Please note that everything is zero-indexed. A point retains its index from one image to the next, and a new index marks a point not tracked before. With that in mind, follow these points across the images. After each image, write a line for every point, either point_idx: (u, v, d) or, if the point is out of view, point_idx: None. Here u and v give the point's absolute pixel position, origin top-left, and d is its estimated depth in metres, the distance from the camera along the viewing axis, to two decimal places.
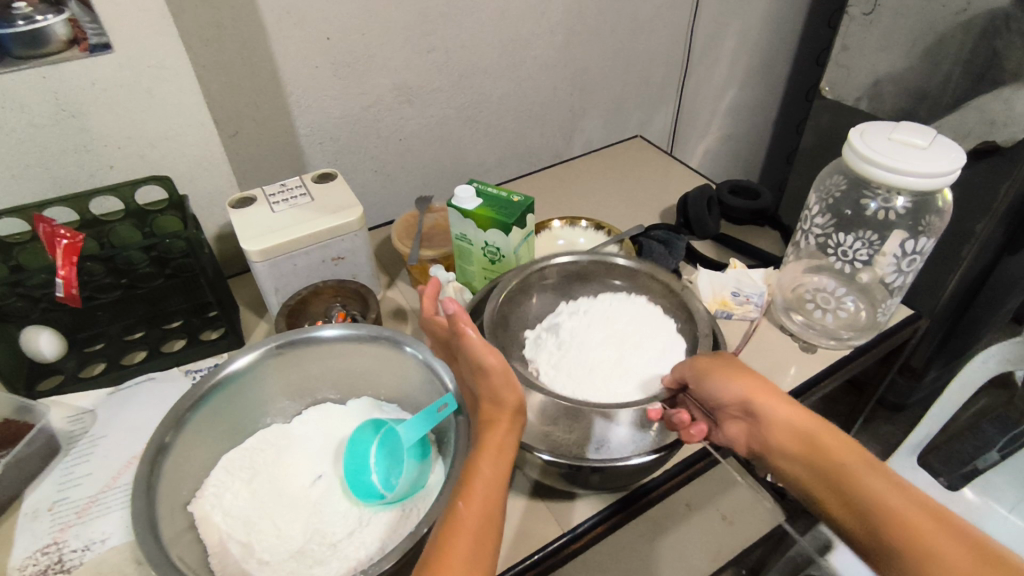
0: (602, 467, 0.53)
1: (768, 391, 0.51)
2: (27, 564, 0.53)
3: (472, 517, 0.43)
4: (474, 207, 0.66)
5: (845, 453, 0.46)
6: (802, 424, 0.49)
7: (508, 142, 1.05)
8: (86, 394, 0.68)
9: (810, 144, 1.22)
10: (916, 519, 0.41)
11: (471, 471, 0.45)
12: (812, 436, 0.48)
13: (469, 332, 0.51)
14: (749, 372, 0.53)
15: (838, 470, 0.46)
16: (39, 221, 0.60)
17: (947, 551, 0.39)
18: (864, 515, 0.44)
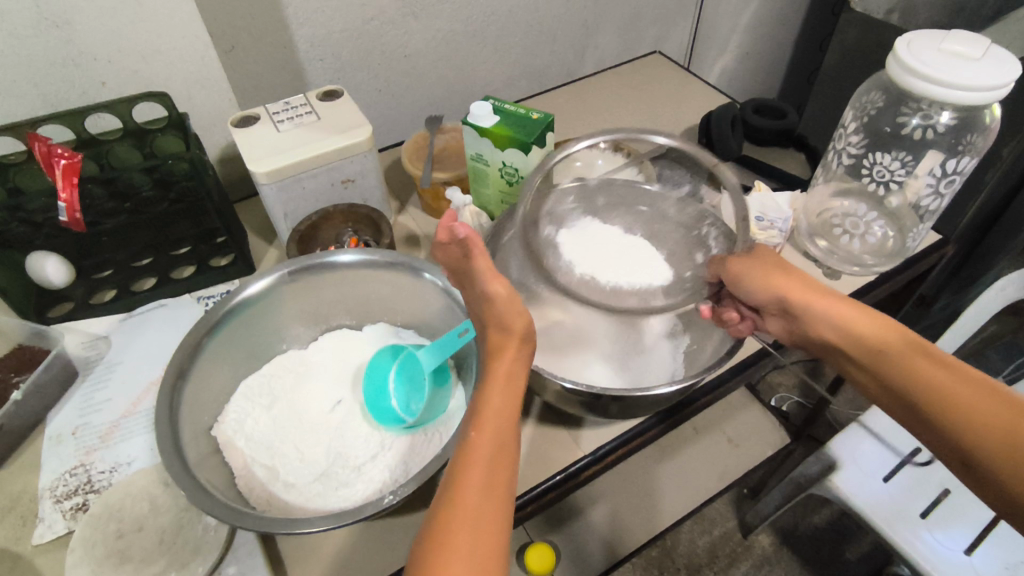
0: (624, 396, 0.51)
1: (806, 283, 0.53)
2: (57, 485, 0.54)
3: (484, 446, 0.40)
4: (490, 125, 0.62)
5: (888, 338, 0.48)
6: (842, 317, 0.50)
7: (517, 59, 0.99)
8: (99, 319, 0.67)
9: (833, 61, 1.16)
10: (959, 392, 0.44)
11: (481, 402, 0.43)
12: (855, 323, 0.49)
13: (477, 258, 0.50)
14: (784, 266, 0.55)
15: (878, 353, 0.48)
16: (34, 139, 0.57)
17: (985, 421, 0.42)
18: (905, 393, 0.46)
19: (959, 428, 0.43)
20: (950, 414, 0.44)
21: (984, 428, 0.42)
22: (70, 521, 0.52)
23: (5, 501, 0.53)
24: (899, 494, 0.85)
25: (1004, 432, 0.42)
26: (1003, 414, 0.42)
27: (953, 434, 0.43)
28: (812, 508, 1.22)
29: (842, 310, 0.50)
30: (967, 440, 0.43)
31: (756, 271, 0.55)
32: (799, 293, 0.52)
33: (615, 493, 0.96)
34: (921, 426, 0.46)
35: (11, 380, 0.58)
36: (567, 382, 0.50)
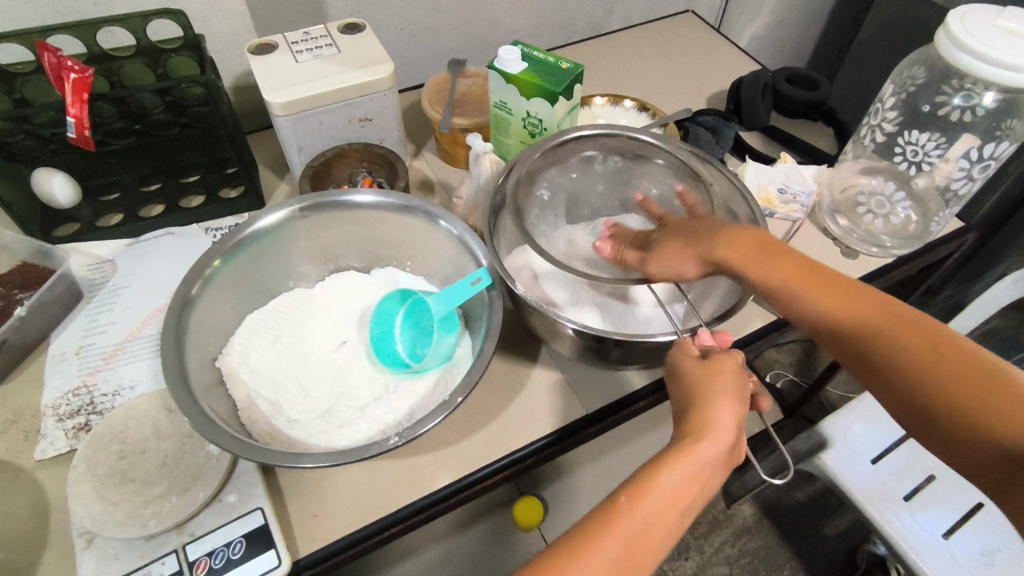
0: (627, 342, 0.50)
1: (726, 238, 0.50)
2: (60, 404, 0.54)
3: (625, 545, 0.41)
4: (517, 72, 0.60)
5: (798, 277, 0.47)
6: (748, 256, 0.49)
7: (545, 7, 0.95)
8: (103, 242, 0.66)
9: (869, 36, 1.12)
10: (916, 348, 0.43)
11: (636, 520, 0.41)
12: (802, 294, 0.47)
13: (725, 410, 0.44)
14: (694, 232, 0.52)
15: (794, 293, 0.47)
16: (43, 50, 0.54)
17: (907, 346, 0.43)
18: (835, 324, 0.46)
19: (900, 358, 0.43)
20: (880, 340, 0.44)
21: (945, 390, 0.41)
22: (72, 439, 0.52)
23: (8, 416, 0.54)
24: (887, 478, 0.86)
25: (969, 393, 0.41)
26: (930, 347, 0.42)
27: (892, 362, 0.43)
28: (795, 484, 1.24)
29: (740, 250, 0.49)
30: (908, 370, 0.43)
31: (671, 240, 0.52)
32: (727, 257, 0.49)
33: (607, 456, 0.97)
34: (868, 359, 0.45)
35: (15, 295, 0.57)
36: (573, 325, 0.50)
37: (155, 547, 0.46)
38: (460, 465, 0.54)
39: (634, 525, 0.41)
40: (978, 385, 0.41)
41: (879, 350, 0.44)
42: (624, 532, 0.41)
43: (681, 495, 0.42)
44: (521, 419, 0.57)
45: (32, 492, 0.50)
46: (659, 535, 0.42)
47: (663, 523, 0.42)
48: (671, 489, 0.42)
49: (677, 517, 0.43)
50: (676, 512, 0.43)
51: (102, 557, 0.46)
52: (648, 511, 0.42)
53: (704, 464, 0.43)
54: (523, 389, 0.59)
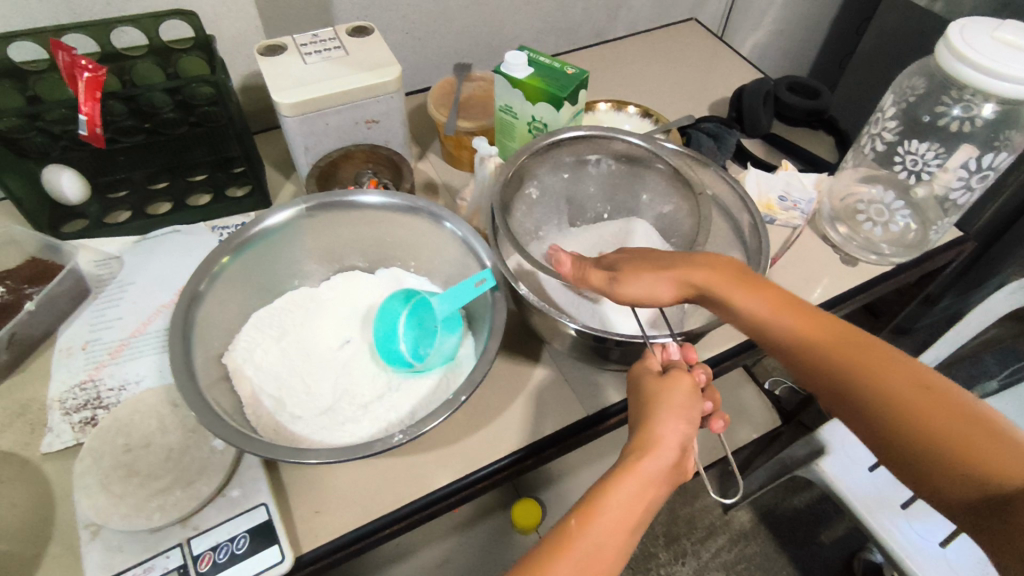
0: (627, 342, 0.51)
1: (707, 268, 0.49)
2: (67, 397, 0.55)
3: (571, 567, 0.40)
4: (524, 76, 0.61)
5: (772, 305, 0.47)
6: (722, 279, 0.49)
7: (549, 14, 0.96)
8: (110, 239, 0.66)
9: (869, 47, 1.13)
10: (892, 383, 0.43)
11: (585, 540, 0.41)
12: (779, 321, 0.47)
13: (667, 424, 0.45)
14: (665, 258, 0.51)
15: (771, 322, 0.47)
16: (58, 48, 0.55)
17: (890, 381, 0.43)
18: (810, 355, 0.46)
19: (878, 394, 0.43)
20: (860, 379, 0.44)
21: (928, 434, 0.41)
22: (77, 433, 0.53)
23: (14, 408, 0.54)
24: (883, 485, 0.87)
25: (938, 434, 0.40)
26: (906, 387, 0.42)
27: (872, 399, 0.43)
28: (792, 490, 1.24)
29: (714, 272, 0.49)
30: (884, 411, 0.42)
31: (642, 264, 0.51)
32: (699, 282, 0.49)
33: (605, 460, 0.97)
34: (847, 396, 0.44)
35: (23, 290, 0.58)
36: (575, 325, 0.50)
37: (159, 540, 0.47)
38: (460, 464, 0.54)
39: (583, 547, 0.41)
40: (957, 430, 0.40)
41: (859, 384, 0.44)
42: (575, 555, 0.41)
43: (627, 517, 0.42)
44: (522, 419, 0.58)
45: (38, 484, 0.50)
46: (611, 557, 0.42)
47: (614, 544, 0.42)
48: (618, 507, 0.42)
49: (628, 538, 0.43)
50: (624, 535, 0.43)
51: (106, 549, 0.46)
52: (599, 531, 0.42)
53: (648, 482, 0.43)
54: (525, 389, 0.60)
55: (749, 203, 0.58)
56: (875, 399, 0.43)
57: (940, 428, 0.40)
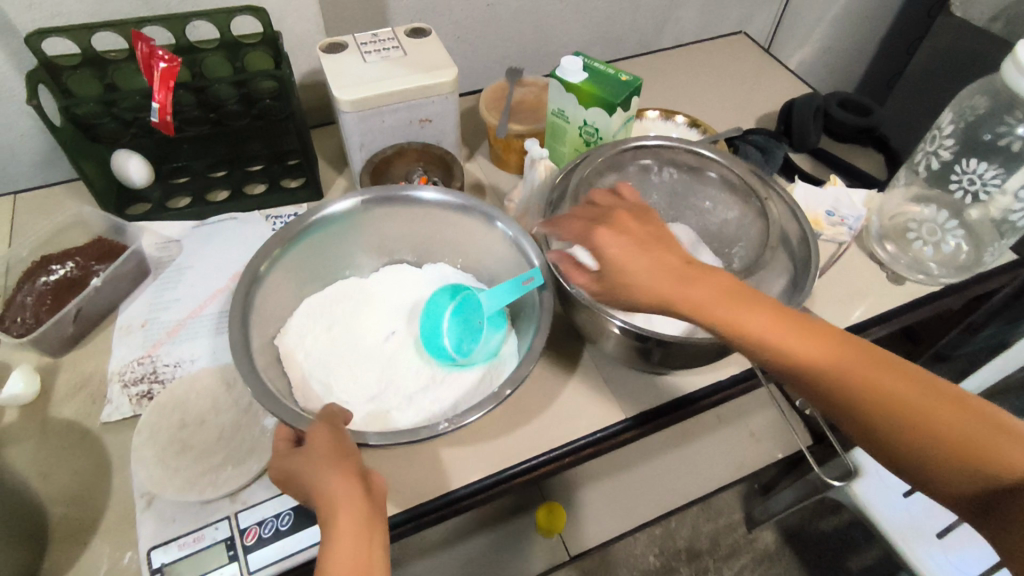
0: (671, 342, 0.51)
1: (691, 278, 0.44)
2: (127, 371, 0.57)
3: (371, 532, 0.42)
4: (578, 82, 0.62)
5: (772, 324, 0.43)
6: (717, 297, 0.43)
7: (597, 24, 0.97)
8: (170, 223, 0.69)
9: (921, 66, 1.12)
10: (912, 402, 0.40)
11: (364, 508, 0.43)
12: (784, 341, 0.42)
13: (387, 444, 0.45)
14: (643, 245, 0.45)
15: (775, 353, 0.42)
16: (138, 39, 0.58)
17: (905, 400, 0.40)
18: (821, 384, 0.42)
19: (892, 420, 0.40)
20: (878, 409, 0.41)
21: (950, 454, 0.39)
22: (135, 406, 0.55)
23: (77, 379, 0.57)
24: (918, 514, 0.85)
25: (962, 451, 0.39)
26: (925, 405, 0.40)
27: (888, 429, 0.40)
28: (820, 513, 1.22)
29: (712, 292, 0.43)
30: (902, 435, 0.40)
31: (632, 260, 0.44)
32: (693, 301, 0.43)
33: (632, 469, 0.97)
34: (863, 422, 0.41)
35: (91, 267, 0.61)
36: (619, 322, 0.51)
37: (210, 512, 0.49)
38: (500, 459, 0.55)
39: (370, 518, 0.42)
40: (974, 447, 0.38)
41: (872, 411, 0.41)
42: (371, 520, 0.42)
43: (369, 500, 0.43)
44: (562, 418, 0.58)
45: (97, 453, 0.53)
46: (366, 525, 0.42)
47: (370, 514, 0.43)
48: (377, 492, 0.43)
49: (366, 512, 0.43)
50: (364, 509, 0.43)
51: (161, 518, 0.48)
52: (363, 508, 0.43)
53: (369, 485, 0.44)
54: (566, 389, 0.60)
55: (799, 212, 0.59)
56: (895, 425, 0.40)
57: (958, 450, 0.39)
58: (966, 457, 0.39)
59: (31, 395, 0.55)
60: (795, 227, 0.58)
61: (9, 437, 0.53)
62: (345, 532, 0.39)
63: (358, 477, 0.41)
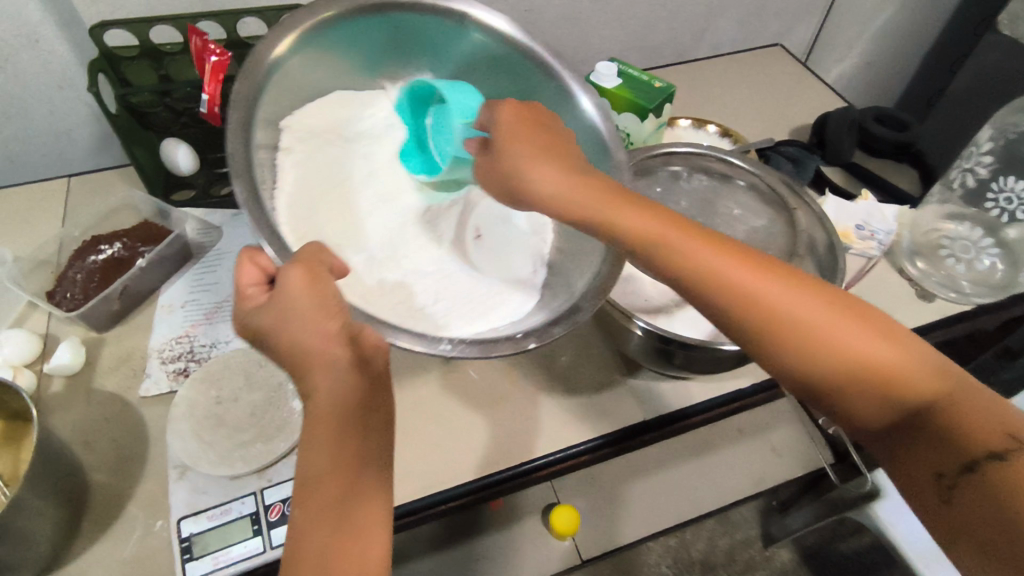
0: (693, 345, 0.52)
1: (607, 201, 0.44)
2: (165, 348, 0.60)
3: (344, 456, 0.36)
4: (612, 87, 0.63)
5: (702, 247, 0.41)
6: (639, 220, 0.43)
7: (634, 32, 0.97)
8: (213, 210, 0.71)
9: (965, 84, 1.10)
10: (833, 332, 0.38)
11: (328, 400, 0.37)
12: (708, 262, 0.41)
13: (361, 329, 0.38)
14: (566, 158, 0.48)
15: (693, 274, 0.41)
16: (192, 33, 0.60)
17: (835, 330, 0.38)
18: (740, 310, 0.40)
19: (825, 353, 0.38)
20: (807, 339, 0.38)
21: (880, 387, 0.37)
22: (173, 382, 0.58)
23: (119, 354, 0.60)
24: None
25: (889, 382, 0.37)
26: (866, 336, 0.38)
27: (818, 364, 0.38)
28: (840, 534, 1.20)
29: (640, 218, 0.43)
30: (831, 374, 0.38)
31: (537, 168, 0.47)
32: (621, 221, 0.43)
33: (649, 476, 0.97)
34: (784, 360, 0.39)
35: (138, 249, 0.64)
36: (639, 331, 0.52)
37: (239, 487, 0.51)
38: (519, 453, 0.56)
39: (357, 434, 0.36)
40: (920, 387, 0.37)
41: (803, 346, 0.38)
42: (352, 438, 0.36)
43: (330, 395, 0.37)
44: (581, 418, 0.59)
45: (135, 424, 0.55)
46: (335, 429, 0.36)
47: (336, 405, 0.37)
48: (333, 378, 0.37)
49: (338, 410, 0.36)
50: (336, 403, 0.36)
51: (192, 489, 0.51)
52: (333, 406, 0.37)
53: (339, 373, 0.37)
54: (587, 389, 0.61)
55: (825, 223, 0.60)
56: (823, 360, 0.38)
57: (883, 386, 0.37)
58: (891, 391, 0.37)
59: (77, 365, 0.58)
60: (823, 237, 0.59)
61: (55, 404, 0.56)
62: (335, 408, 0.35)
63: (346, 340, 0.37)
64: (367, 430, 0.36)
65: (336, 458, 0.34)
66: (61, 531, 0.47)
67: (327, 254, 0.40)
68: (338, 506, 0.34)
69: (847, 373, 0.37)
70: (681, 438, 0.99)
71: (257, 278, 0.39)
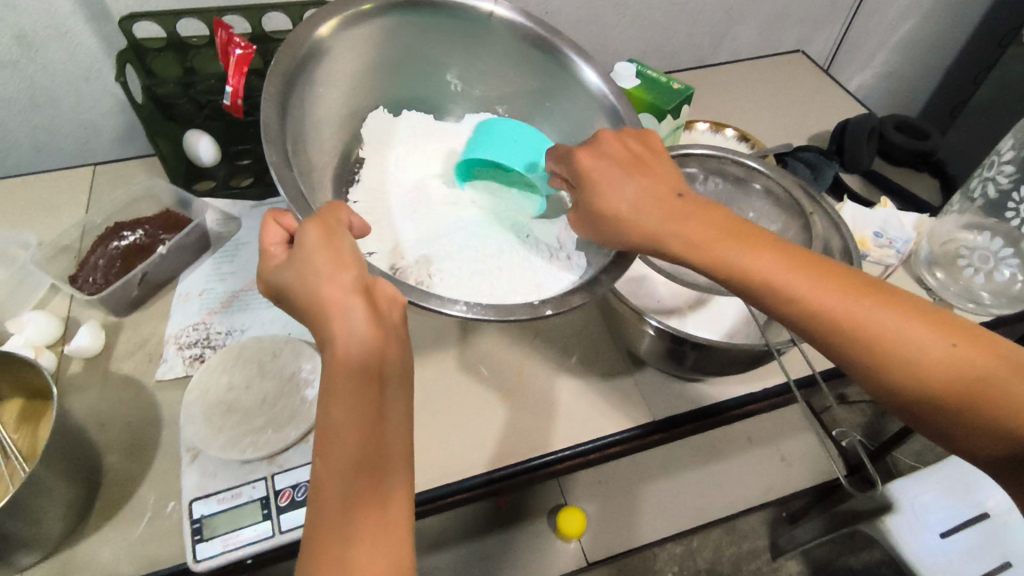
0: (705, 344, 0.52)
1: (725, 231, 0.45)
2: (182, 334, 0.61)
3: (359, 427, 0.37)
4: (631, 87, 0.64)
5: (827, 278, 0.43)
6: (772, 257, 0.44)
7: (653, 37, 0.97)
8: (231, 201, 0.72)
9: (989, 95, 1.08)
10: (950, 356, 0.40)
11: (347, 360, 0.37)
12: (830, 297, 0.42)
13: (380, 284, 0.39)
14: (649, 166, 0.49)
15: (823, 313, 0.42)
16: (219, 27, 0.62)
17: (956, 355, 0.40)
18: (861, 341, 0.41)
19: (943, 377, 0.40)
20: (928, 369, 0.40)
21: (1000, 408, 0.39)
22: (188, 367, 0.59)
23: (137, 339, 0.61)
24: (955, 556, 0.82)
25: (1003, 402, 0.39)
26: (980, 360, 0.40)
27: (938, 389, 0.40)
28: (850, 548, 1.18)
29: (766, 259, 0.43)
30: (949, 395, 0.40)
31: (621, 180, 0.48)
32: (739, 259, 0.44)
33: (657, 481, 0.96)
34: (907, 390, 0.41)
35: (159, 237, 0.65)
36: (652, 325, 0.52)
37: (248, 472, 0.52)
38: (527, 450, 0.56)
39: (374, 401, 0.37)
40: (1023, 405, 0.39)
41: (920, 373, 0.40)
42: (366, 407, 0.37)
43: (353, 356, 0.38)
44: (589, 416, 0.59)
45: (150, 408, 0.56)
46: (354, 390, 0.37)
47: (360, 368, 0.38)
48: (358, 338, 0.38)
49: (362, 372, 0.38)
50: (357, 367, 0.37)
51: (203, 473, 0.51)
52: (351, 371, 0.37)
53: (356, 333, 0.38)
54: (596, 389, 0.61)
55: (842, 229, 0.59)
56: (939, 384, 0.40)
57: (1001, 407, 0.39)
58: (1011, 411, 0.39)
59: (95, 349, 0.59)
60: (839, 244, 0.58)
61: (73, 386, 0.57)
62: (350, 362, 0.36)
63: (358, 292, 0.38)
64: (383, 384, 0.37)
65: (354, 415, 0.36)
66: (75, 509, 0.48)
67: (343, 214, 0.42)
68: (354, 459, 0.35)
69: (964, 395, 0.40)
70: (690, 444, 0.98)
71: (280, 237, 0.42)
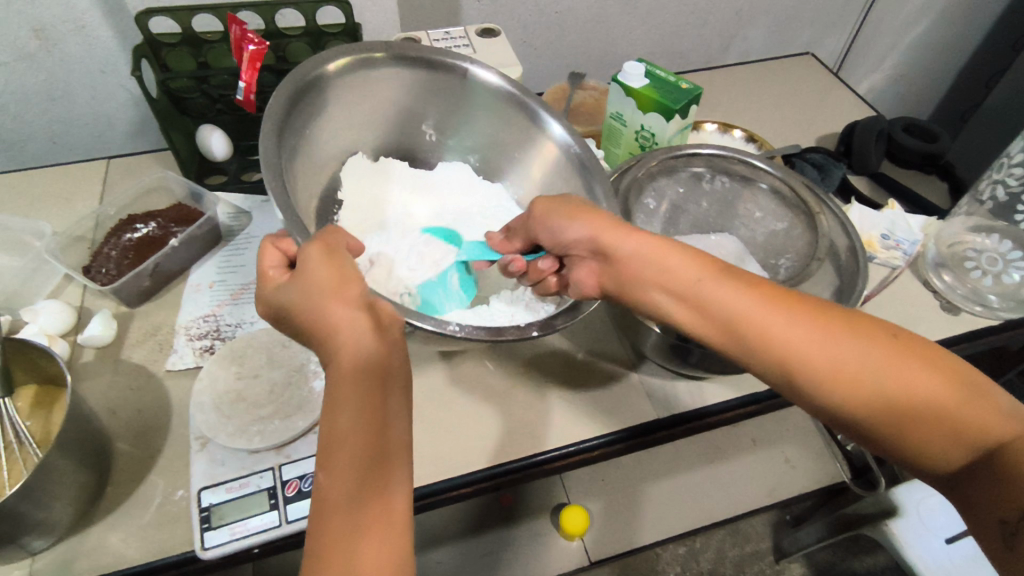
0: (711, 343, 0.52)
1: (677, 266, 0.46)
2: (192, 325, 0.62)
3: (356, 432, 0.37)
4: (639, 87, 0.64)
5: (774, 311, 0.43)
6: (730, 299, 0.44)
7: (663, 37, 0.98)
8: (241, 195, 0.73)
9: (1000, 98, 1.08)
10: (911, 388, 0.39)
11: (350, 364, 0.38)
12: (784, 329, 0.42)
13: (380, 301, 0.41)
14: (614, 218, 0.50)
15: (772, 346, 0.43)
16: (232, 22, 0.62)
17: (913, 386, 0.40)
18: (813, 375, 0.41)
19: (903, 408, 0.39)
20: (883, 403, 0.40)
21: (957, 434, 0.39)
22: (198, 357, 0.60)
23: (147, 329, 0.62)
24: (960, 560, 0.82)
25: (960, 428, 0.39)
26: (938, 391, 0.39)
27: (894, 420, 0.40)
28: (853, 552, 1.18)
29: (723, 293, 0.44)
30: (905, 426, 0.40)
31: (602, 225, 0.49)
32: (697, 290, 0.45)
33: (660, 480, 0.96)
34: (863, 421, 0.41)
35: (171, 228, 0.66)
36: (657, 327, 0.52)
37: (255, 461, 0.52)
38: (530, 445, 0.57)
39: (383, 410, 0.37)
40: (981, 429, 0.39)
41: (875, 408, 0.40)
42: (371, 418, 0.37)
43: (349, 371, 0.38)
44: (593, 412, 0.59)
45: (160, 397, 0.57)
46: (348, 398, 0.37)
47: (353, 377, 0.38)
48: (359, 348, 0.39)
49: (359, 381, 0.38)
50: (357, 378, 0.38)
51: (211, 461, 0.52)
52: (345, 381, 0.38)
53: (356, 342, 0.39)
54: (600, 385, 0.61)
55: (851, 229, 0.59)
56: (894, 414, 0.40)
57: (962, 431, 0.39)
58: (967, 437, 0.39)
59: (107, 338, 0.60)
60: (847, 241, 0.59)
61: (85, 374, 0.58)
62: (356, 365, 0.37)
63: (362, 305, 0.39)
64: (386, 383, 0.38)
65: (358, 416, 0.36)
66: (86, 493, 0.49)
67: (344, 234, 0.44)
68: (364, 457, 0.36)
69: (921, 426, 0.39)
70: (694, 444, 0.98)
71: (278, 260, 0.44)
